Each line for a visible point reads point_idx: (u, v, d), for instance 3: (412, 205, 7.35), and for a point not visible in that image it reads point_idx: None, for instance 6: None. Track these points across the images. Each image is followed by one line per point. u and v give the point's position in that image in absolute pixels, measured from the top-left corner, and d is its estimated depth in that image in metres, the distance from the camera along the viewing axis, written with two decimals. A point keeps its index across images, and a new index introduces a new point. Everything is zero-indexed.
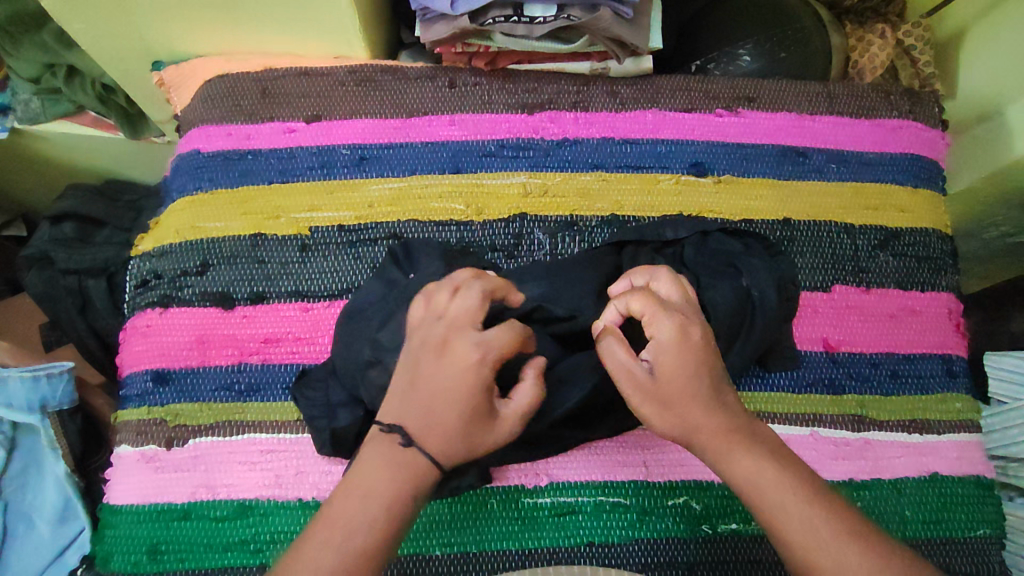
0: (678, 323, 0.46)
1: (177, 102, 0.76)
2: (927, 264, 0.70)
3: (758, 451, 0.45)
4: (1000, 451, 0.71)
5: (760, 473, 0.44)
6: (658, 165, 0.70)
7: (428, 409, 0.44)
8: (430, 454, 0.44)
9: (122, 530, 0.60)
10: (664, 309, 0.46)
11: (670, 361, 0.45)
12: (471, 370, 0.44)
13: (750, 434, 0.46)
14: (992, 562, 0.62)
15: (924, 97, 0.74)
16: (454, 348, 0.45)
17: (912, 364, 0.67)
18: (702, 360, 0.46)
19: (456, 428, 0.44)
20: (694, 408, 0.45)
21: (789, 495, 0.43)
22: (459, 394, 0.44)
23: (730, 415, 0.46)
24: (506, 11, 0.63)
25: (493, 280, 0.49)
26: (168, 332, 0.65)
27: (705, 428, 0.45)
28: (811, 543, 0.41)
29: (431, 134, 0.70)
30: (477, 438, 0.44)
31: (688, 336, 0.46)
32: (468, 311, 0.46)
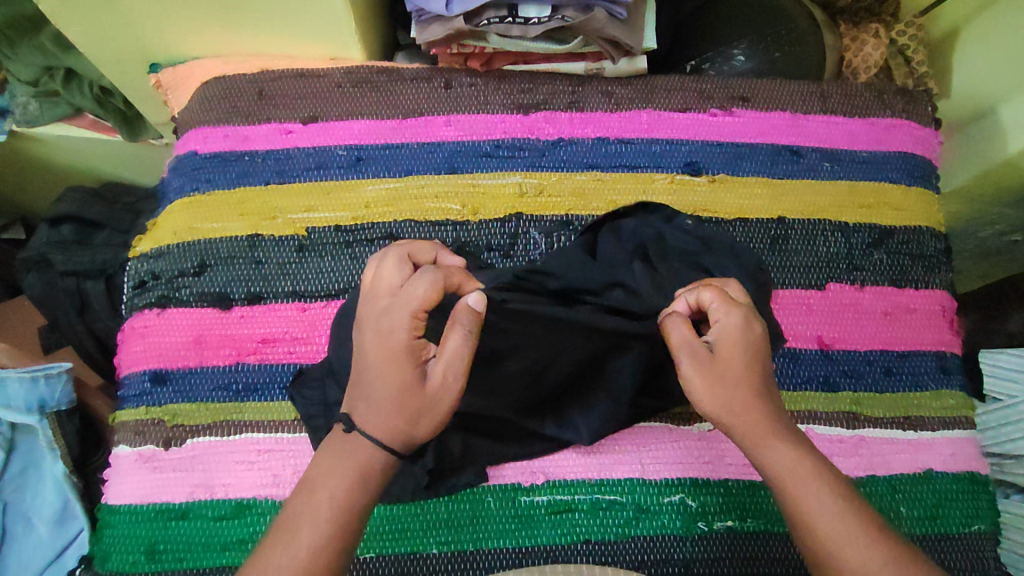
0: (746, 315, 0.47)
1: (174, 104, 0.77)
2: (920, 263, 0.70)
3: (794, 444, 0.47)
4: (995, 448, 0.71)
5: (796, 465, 0.46)
6: (653, 165, 0.71)
7: (363, 389, 0.46)
8: (368, 433, 0.46)
9: (120, 529, 0.60)
10: (733, 301, 0.48)
11: (735, 347, 0.47)
12: (383, 339, 0.45)
13: (787, 429, 0.47)
14: (987, 557, 0.63)
15: (916, 95, 0.75)
16: (370, 321, 0.47)
17: (906, 361, 0.67)
18: (760, 354, 0.48)
19: (385, 404, 0.45)
20: (741, 395, 0.47)
21: (822, 487, 0.45)
22: (380, 368, 0.46)
23: (772, 407, 0.48)
24: (501, 12, 0.64)
25: (417, 248, 0.50)
26: (165, 332, 0.65)
27: (746, 415, 0.47)
28: (839, 534, 0.43)
29: (428, 134, 0.71)
30: (410, 406, 0.45)
31: (752, 328, 0.47)
32: (383, 279, 0.48)
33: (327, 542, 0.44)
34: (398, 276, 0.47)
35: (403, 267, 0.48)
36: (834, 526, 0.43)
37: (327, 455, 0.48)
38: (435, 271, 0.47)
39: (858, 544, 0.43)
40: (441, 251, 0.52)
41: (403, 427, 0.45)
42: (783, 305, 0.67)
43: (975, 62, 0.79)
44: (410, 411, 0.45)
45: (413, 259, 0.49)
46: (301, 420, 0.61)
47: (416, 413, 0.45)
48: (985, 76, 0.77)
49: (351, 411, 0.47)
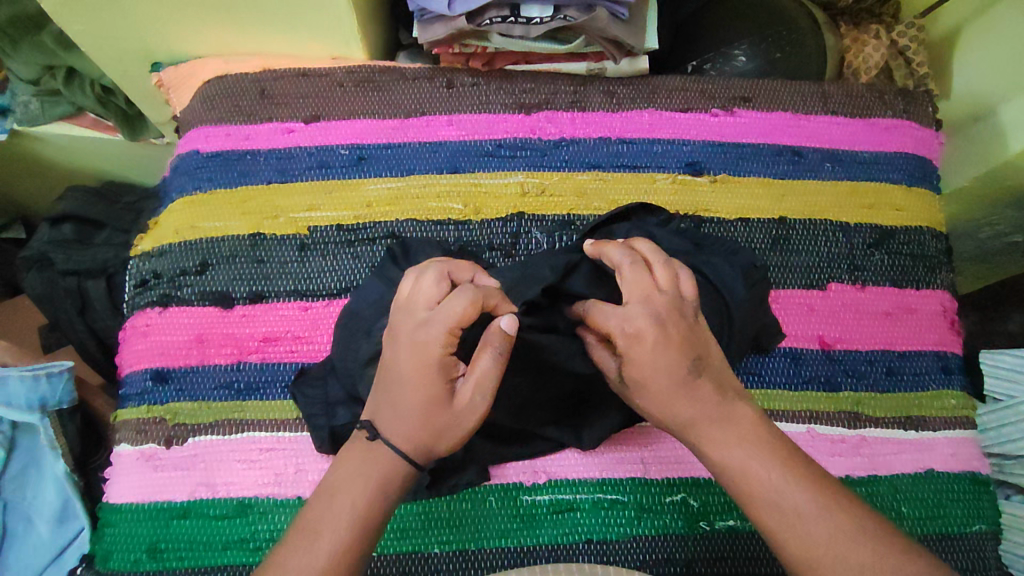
0: (624, 334, 0.45)
1: (177, 102, 0.76)
2: (921, 263, 0.70)
3: (734, 432, 0.46)
4: (996, 448, 0.71)
5: (735, 456, 0.45)
6: (655, 165, 0.71)
7: (390, 401, 0.47)
8: (392, 444, 0.46)
9: (122, 528, 0.60)
10: (613, 319, 0.46)
11: (633, 368, 0.46)
12: (417, 355, 0.45)
13: (728, 421, 0.46)
14: (987, 557, 0.63)
15: (917, 96, 0.76)
16: (402, 337, 0.46)
17: (907, 361, 0.68)
18: (663, 364, 0.45)
19: (412, 417, 0.46)
20: (664, 400, 0.46)
21: (760, 476, 0.44)
22: (411, 382, 0.46)
23: (705, 395, 0.46)
24: (503, 11, 0.64)
25: (454, 262, 0.49)
26: (167, 331, 0.65)
27: (675, 417, 0.46)
28: (779, 523, 0.43)
29: (430, 134, 0.71)
30: (435, 422, 0.46)
31: (643, 346, 0.45)
32: (419, 294, 0.47)
33: (336, 540, 0.44)
34: (436, 292, 0.47)
35: (441, 282, 0.47)
36: (774, 515, 0.44)
37: (337, 458, 0.49)
38: (473, 288, 0.46)
39: (800, 529, 0.43)
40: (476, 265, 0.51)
41: (427, 441, 0.46)
42: (784, 304, 0.67)
43: (975, 63, 0.79)
44: (435, 429, 0.46)
45: (450, 275, 0.48)
46: (303, 419, 0.61)
47: (439, 429, 0.46)
48: (985, 76, 0.77)
49: (375, 421, 0.48)
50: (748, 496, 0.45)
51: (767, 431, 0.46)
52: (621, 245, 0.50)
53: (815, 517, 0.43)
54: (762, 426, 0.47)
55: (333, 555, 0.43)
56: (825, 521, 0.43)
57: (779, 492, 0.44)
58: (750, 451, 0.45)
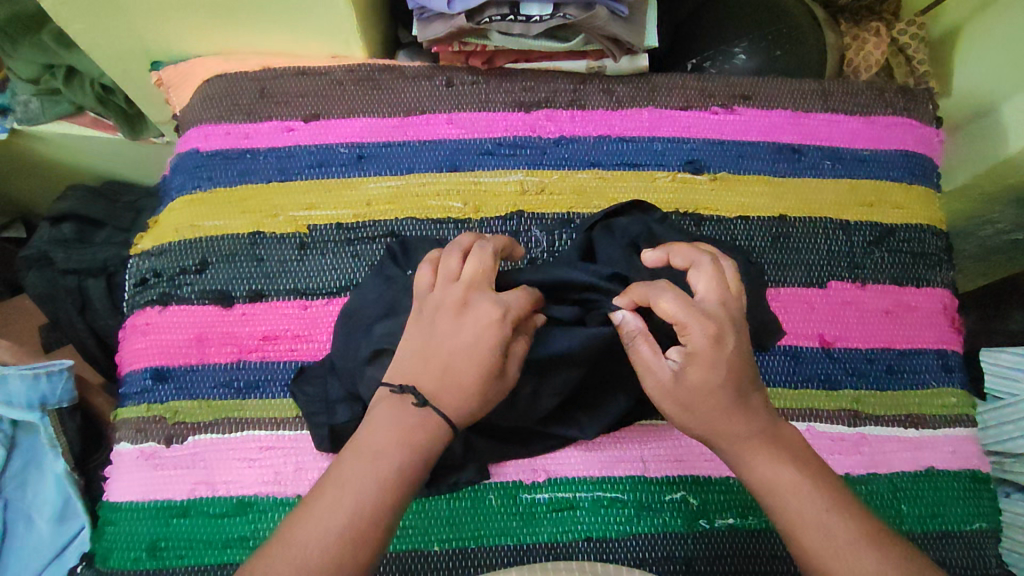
0: (713, 333, 0.45)
1: (176, 102, 0.77)
2: (922, 261, 0.70)
3: (782, 451, 0.47)
4: (996, 446, 0.71)
5: (786, 477, 0.46)
6: (654, 163, 0.71)
7: (442, 371, 0.45)
8: (441, 412, 0.45)
9: (122, 526, 0.60)
10: (700, 314, 0.46)
11: (702, 367, 0.46)
12: (487, 329, 0.45)
13: (774, 438, 0.48)
14: (987, 555, 0.62)
15: (917, 94, 0.75)
16: (467, 310, 0.46)
17: (907, 359, 0.67)
18: (734, 369, 0.46)
19: (467, 389, 0.45)
20: (718, 414, 0.47)
21: (811, 498, 0.45)
22: (475, 355, 0.45)
23: (757, 416, 0.48)
24: (502, 10, 0.64)
25: (501, 241, 0.51)
26: (168, 329, 0.65)
27: (728, 432, 0.47)
28: (829, 547, 0.44)
29: (430, 132, 0.71)
30: (489, 395, 0.46)
31: (723, 347, 0.46)
32: (485, 272, 0.48)
33: None
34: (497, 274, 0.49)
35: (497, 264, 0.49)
36: (825, 536, 0.44)
37: None
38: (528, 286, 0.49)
39: (848, 554, 0.43)
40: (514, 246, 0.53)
41: (472, 413, 0.46)
42: (784, 302, 0.67)
43: (976, 60, 0.79)
44: (486, 404, 0.46)
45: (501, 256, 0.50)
46: (303, 417, 0.61)
47: (491, 402, 0.46)
48: (985, 74, 0.77)
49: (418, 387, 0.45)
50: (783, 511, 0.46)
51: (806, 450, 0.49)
52: (687, 245, 0.51)
53: (863, 543, 0.44)
54: (810, 455, 0.48)
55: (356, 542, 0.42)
56: (873, 551, 0.44)
57: (827, 515, 0.45)
58: (800, 474, 0.47)
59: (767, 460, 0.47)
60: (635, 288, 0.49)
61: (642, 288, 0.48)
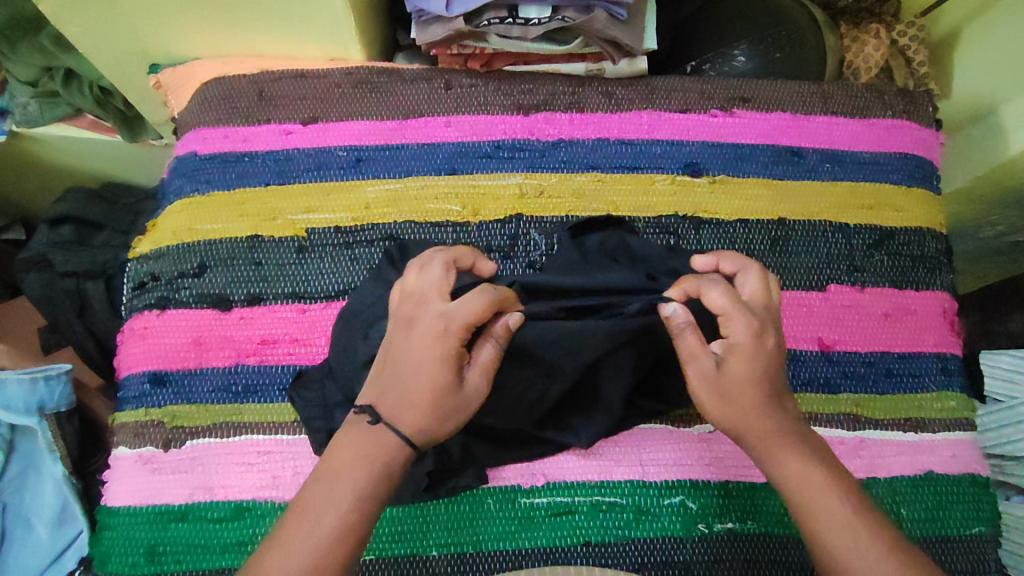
0: (756, 328, 0.46)
1: (174, 105, 0.77)
2: (921, 264, 0.70)
3: (807, 450, 0.48)
4: (996, 449, 0.71)
5: (810, 475, 0.47)
6: (654, 166, 0.71)
7: (396, 386, 0.46)
8: (396, 427, 0.46)
9: (120, 531, 0.60)
10: (745, 309, 0.47)
11: (741, 359, 0.47)
12: (431, 343, 0.45)
13: (799, 437, 0.49)
14: (987, 560, 0.62)
15: (917, 96, 0.75)
16: (414, 323, 0.47)
17: (907, 362, 0.67)
18: (768, 366, 0.47)
19: (419, 402, 0.46)
20: (750, 408, 0.47)
21: (833, 497, 0.46)
22: (422, 369, 0.45)
23: (785, 416, 0.49)
24: (501, 13, 0.64)
25: (457, 250, 0.51)
26: (166, 333, 0.65)
27: (756, 427, 0.48)
28: (852, 542, 0.44)
29: (429, 135, 0.71)
30: (443, 406, 0.46)
31: (763, 342, 0.47)
32: (431, 283, 0.48)
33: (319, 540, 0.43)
34: (447, 283, 0.48)
35: (448, 272, 0.48)
36: (846, 533, 0.45)
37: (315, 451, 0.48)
38: (486, 288, 0.46)
39: (868, 550, 0.44)
40: (482, 254, 0.53)
41: (431, 425, 0.46)
42: (783, 305, 0.67)
43: (976, 63, 0.78)
44: (443, 416, 0.46)
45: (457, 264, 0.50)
46: (301, 421, 0.61)
47: (448, 414, 0.46)
48: (985, 76, 0.77)
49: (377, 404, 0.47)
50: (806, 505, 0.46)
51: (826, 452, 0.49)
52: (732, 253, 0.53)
53: (882, 542, 0.44)
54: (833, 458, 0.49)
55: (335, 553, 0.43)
56: (892, 549, 0.44)
57: (845, 513, 0.46)
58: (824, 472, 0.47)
59: (794, 457, 0.48)
60: (683, 280, 0.49)
61: (691, 279, 0.48)
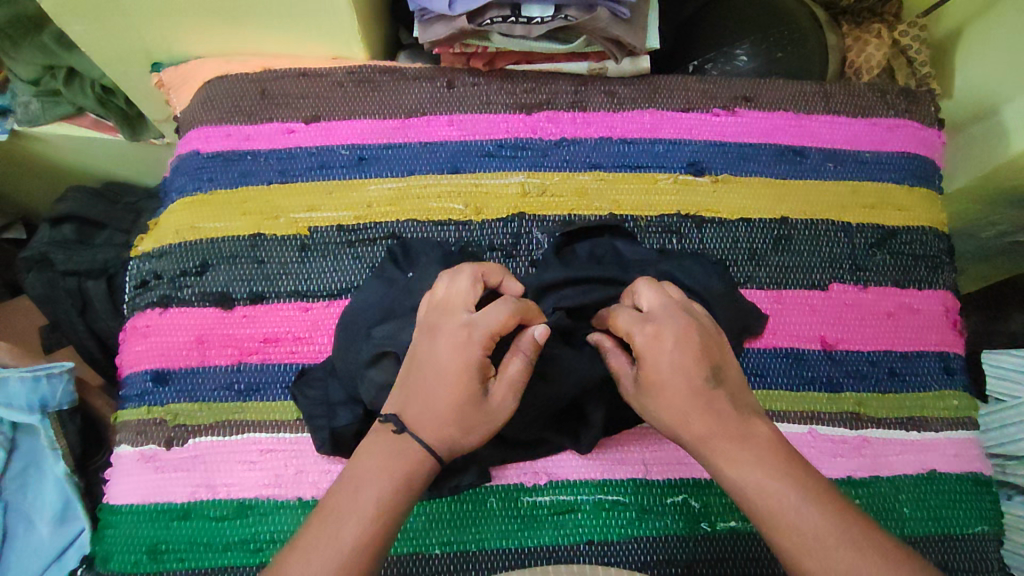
0: (648, 333, 0.46)
1: (176, 103, 0.76)
2: (923, 262, 0.70)
3: (753, 449, 0.45)
4: (998, 449, 0.71)
5: (756, 477, 0.44)
6: (656, 164, 0.71)
7: (420, 395, 0.46)
8: (419, 437, 0.45)
9: (122, 529, 0.60)
10: (636, 319, 0.48)
11: (647, 369, 0.46)
12: (456, 352, 0.45)
13: (744, 436, 0.45)
14: (989, 559, 0.62)
15: (919, 96, 0.75)
16: (440, 332, 0.46)
17: (909, 361, 0.67)
18: (681, 366, 0.45)
19: (443, 412, 0.45)
20: (679, 415, 0.46)
21: (785, 498, 0.43)
22: (447, 378, 0.45)
23: (724, 413, 0.46)
24: (504, 11, 0.64)
25: (486, 264, 0.51)
26: (168, 332, 0.65)
27: (693, 435, 0.46)
28: (806, 549, 0.41)
29: (431, 134, 0.71)
30: (468, 417, 0.46)
31: (662, 343, 0.46)
32: (458, 294, 0.48)
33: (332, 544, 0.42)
34: (474, 295, 0.48)
35: (476, 284, 0.48)
36: (794, 538, 0.42)
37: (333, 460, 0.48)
38: (510, 301, 0.47)
39: (820, 554, 0.41)
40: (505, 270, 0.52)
41: (456, 435, 0.46)
42: (784, 304, 0.67)
43: (978, 63, 0.78)
44: (467, 427, 0.46)
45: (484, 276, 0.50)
46: (303, 420, 0.61)
47: (473, 426, 0.46)
48: (987, 76, 0.77)
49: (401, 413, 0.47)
50: (761, 515, 0.44)
51: (784, 448, 0.46)
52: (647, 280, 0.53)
53: (837, 546, 0.41)
54: (786, 454, 0.45)
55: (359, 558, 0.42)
56: (849, 549, 0.41)
57: (800, 513, 0.42)
58: (772, 472, 0.44)
59: (741, 461, 0.44)
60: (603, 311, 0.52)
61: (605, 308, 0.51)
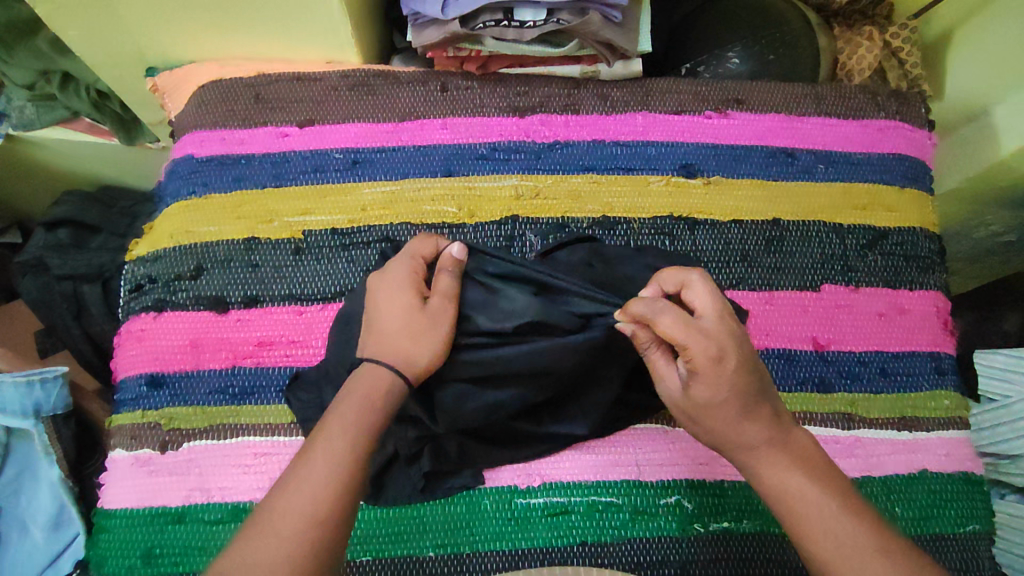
0: (712, 353, 0.46)
1: (171, 108, 0.77)
2: (915, 263, 0.71)
3: (792, 458, 0.47)
4: (992, 448, 0.71)
5: (797, 485, 0.46)
6: (649, 167, 0.71)
7: (374, 330, 0.50)
8: (376, 358, 0.49)
9: (117, 534, 0.60)
10: (699, 335, 0.45)
11: (703, 388, 0.46)
12: (392, 278, 0.52)
13: (783, 446, 0.48)
14: (981, 557, 0.63)
15: (909, 97, 0.76)
16: (377, 282, 0.53)
17: (901, 362, 0.68)
18: (736, 385, 0.47)
19: (391, 329, 0.50)
20: (726, 426, 0.47)
21: (821, 510, 0.45)
22: (386, 299, 0.51)
23: (767, 423, 0.48)
24: (496, 15, 0.64)
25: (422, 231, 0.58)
26: (162, 336, 0.65)
27: (736, 441, 0.48)
28: (840, 555, 0.44)
29: (424, 137, 0.71)
30: (412, 327, 0.50)
31: (725, 363, 0.46)
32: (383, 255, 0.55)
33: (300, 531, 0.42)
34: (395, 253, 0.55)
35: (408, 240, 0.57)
36: (831, 546, 0.44)
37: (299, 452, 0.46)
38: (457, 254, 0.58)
39: (855, 562, 0.43)
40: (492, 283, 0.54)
41: (411, 348, 0.49)
42: (776, 305, 0.67)
43: (968, 65, 0.79)
44: (415, 339, 0.49)
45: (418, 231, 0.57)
46: (297, 423, 0.61)
47: (418, 337, 0.49)
48: (978, 78, 0.78)
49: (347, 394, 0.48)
50: (793, 521, 0.46)
51: (819, 457, 0.48)
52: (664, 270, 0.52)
53: (869, 555, 0.43)
54: (823, 464, 0.48)
55: (304, 558, 0.41)
56: (881, 558, 0.43)
57: (839, 526, 0.44)
58: (810, 481, 0.46)
59: (782, 471, 0.47)
60: (634, 307, 0.48)
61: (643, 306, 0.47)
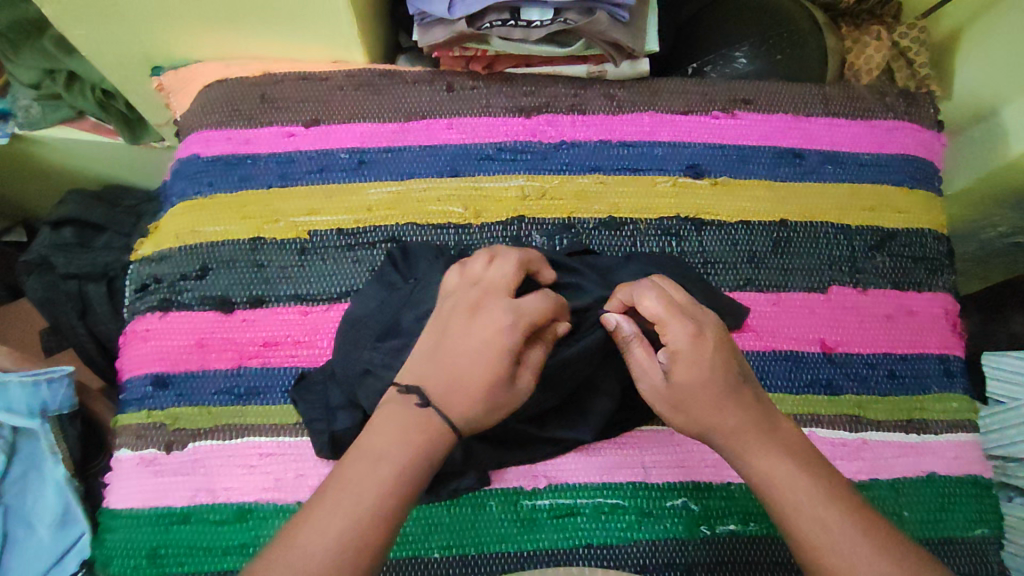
0: (692, 331, 0.48)
1: (176, 107, 0.77)
2: (923, 264, 0.70)
3: (779, 445, 0.47)
4: (999, 451, 0.71)
5: (783, 472, 0.46)
6: (655, 167, 0.71)
7: (448, 372, 0.46)
8: (445, 411, 0.45)
9: (122, 534, 0.60)
10: (680, 314, 0.48)
11: (684, 367, 0.47)
12: (497, 331, 0.46)
13: (768, 432, 0.47)
14: (990, 561, 0.62)
15: (917, 98, 0.75)
16: (481, 315, 0.47)
17: (909, 363, 0.67)
18: (715, 365, 0.47)
19: (471, 390, 0.45)
20: (708, 411, 0.47)
21: (815, 503, 0.44)
22: (483, 356, 0.46)
23: (749, 408, 0.48)
24: (503, 15, 0.64)
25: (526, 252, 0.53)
26: (168, 336, 0.65)
27: (720, 428, 0.47)
28: (835, 548, 0.43)
29: (430, 137, 0.71)
30: (493, 400, 0.46)
31: (704, 341, 0.48)
32: (499, 277, 0.49)
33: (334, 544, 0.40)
34: (518, 278, 0.50)
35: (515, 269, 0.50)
36: (823, 537, 0.43)
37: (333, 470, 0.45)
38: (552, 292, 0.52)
39: (850, 555, 0.42)
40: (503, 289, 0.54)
41: (478, 417, 0.46)
42: (783, 306, 0.67)
43: (977, 65, 0.78)
44: (490, 407, 0.46)
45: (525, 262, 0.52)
46: (303, 423, 0.61)
47: (495, 408, 0.46)
48: (987, 78, 0.77)
49: (382, 443, 0.44)
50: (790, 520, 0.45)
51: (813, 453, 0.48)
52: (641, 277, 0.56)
53: (870, 554, 0.42)
54: (809, 455, 0.47)
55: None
56: (881, 557, 0.42)
57: (841, 527, 0.43)
58: (799, 470, 0.46)
59: (768, 460, 0.46)
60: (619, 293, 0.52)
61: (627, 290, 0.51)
